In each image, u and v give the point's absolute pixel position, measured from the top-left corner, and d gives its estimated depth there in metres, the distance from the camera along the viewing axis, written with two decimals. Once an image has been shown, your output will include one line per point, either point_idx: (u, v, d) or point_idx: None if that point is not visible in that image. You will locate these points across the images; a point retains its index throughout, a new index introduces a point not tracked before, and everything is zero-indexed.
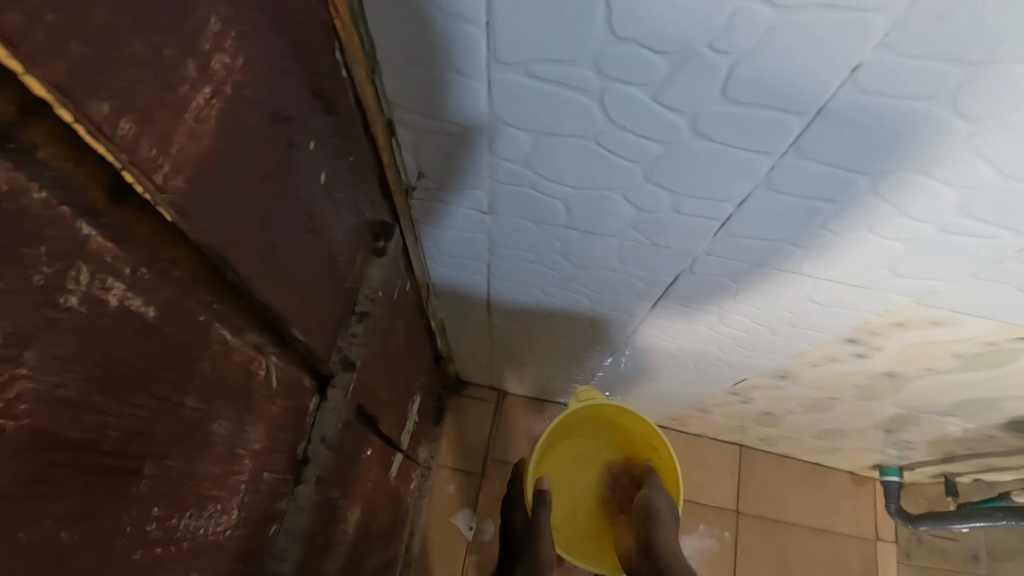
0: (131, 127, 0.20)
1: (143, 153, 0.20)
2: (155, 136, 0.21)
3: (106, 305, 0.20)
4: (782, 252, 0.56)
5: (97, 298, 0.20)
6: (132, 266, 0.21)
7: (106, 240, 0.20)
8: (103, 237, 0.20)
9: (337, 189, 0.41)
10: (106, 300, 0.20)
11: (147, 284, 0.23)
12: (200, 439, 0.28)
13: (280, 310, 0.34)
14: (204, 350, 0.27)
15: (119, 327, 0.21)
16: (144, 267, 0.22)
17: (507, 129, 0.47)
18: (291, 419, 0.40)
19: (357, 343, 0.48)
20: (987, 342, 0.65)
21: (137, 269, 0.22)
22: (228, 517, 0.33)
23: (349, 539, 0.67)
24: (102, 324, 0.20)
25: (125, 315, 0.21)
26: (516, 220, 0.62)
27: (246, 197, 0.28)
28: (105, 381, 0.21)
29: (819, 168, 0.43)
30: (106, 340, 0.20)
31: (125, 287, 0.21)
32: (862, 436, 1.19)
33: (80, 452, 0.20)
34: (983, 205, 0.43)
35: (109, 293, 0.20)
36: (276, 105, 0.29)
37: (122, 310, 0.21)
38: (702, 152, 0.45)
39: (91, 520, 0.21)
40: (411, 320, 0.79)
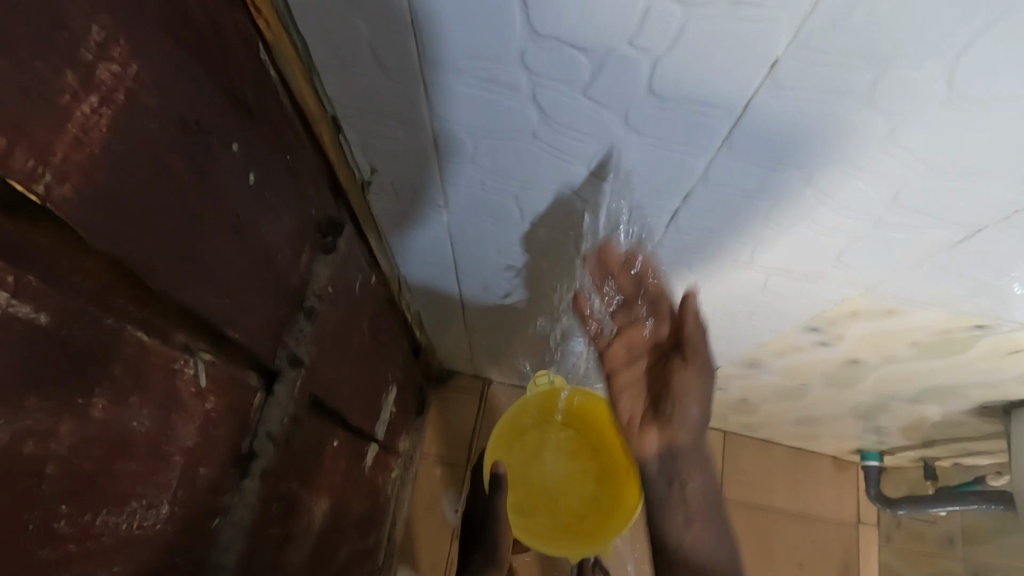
0: (2, 140, 0.20)
1: (19, 164, 0.21)
2: (30, 146, 0.21)
3: None
4: (731, 245, 0.56)
5: None
6: (16, 274, 0.22)
7: None
8: None
9: (272, 189, 0.41)
10: None
11: (37, 290, 0.23)
12: (113, 437, 0.29)
13: (206, 311, 0.35)
14: (113, 351, 0.28)
15: (3, 334, 0.22)
16: (31, 273, 0.23)
17: (448, 127, 0.47)
18: (230, 415, 0.41)
19: (304, 340, 0.49)
20: (943, 330, 0.66)
21: (23, 276, 0.22)
22: (158, 512, 0.34)
23: (315, 529, 0.69)
24: None
25: (10, 321, 0.22)
26: (472, 217, 0.63)
27: (156, 201, 0.29)
28: None
29: (753, 163, 0.44)
30: None
31: (8, 295, 0.22)
32: (838, 423, 1.20)
33: None
34: (913, 197, 0.44)
35: None
36: (184, 111, 0.30)
37: (6, 316, 0.22)
38: (639, 148, 0.45)
39: None
40: (378, 314, 0.80)
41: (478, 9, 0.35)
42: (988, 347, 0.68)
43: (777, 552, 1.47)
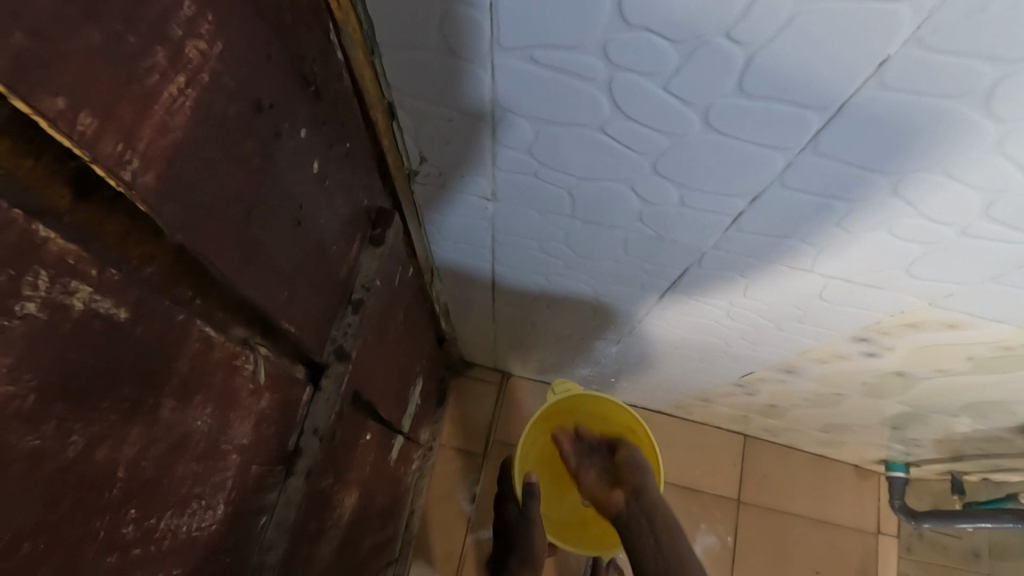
0: (91, 122, 0.18)
1: (106, 149, 0.19)
2: (118, 130, 0.20)
3: (69, 310, 0.19)
4: (792, 249, 0.54)
5: (58, 303, 0.19)
6: (98, 267, 0.20)
7: (68, 242, 0.19)
8: (65, 239, 0.19)
9: (329, 177, 0.39)
10: (70, 305, 0.19)
11: (116, 284, 0.21)
12: (178, 437, 0.27)
13: (264, 304, 0.33)
14: (182, 349, 0.26)
15: (82, 331, 0.20)
16: (112, 267, 0.21)
17: (510, 117, 0.45)
18: (280, 411, 0.39)
19: (351, 334, 0.48)
20: (1003, 345, 0.63)
21: (105, 270, 0.21)
22: (214, 513, 0.32)
23: (345, 521, 0.68)
24: (63, 329, 0.19)
25: (90, 319, 0.20)
26: (519, 209, 0.61)
27: (226, 190, 0.27)
28: (67, 388, 0.20)
29: (835, 166, 0.41)
30: (66, 345, 0.19)
31: (90, 289, 0.20)
32: (867, 431, 1.17)
33: (37, 462, 0.19)
34: (1006, 208, 0.41)
35: (72, 297, 0.19)
36: (257, 94, 0.28)
37: (88, 313, 0.20)
38: (713, 146, 0.43)
39: (57, 528, 0.21)
40: (411, 305, 0.79)
41: None
42: None
43: (794, 557, 1.45)
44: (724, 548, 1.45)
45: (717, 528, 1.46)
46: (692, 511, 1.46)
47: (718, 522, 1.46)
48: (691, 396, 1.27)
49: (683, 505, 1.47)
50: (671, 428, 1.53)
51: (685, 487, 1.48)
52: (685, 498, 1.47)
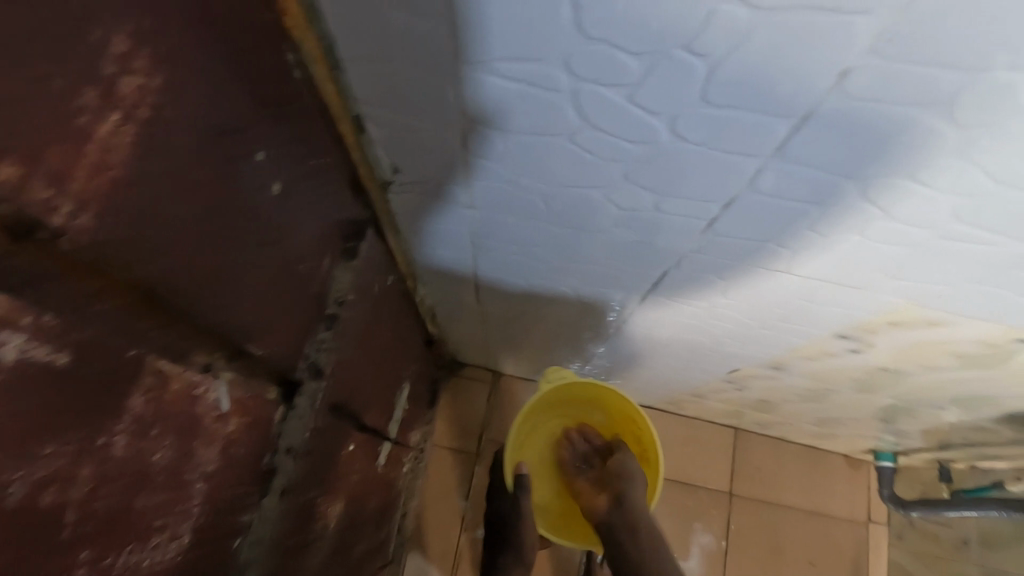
0: (17, 170, 0.18)
1: (34, 196, 0.19)
2: (47, 175, 0.19)
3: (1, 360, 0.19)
4: (769, 252, 0.54)
5: None
6: (32, 314, 0.20)
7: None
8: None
9: (297, 196, 0.39)
10: (1, 355, 0.19)
11: (54, 330, 0.21)
12: (137, 472, 0.27)
13: (228, 330, 0.33)
14: (132, 386, 0.26)
15: (18, 381, 0.20)
16: (49, 313, 0.21)
17: (480, 128, 0.44)
18: (250, 434, 0.39)
19: (326, 350, 0.47)
20: (984, 343, 0.63)
21: (41, 316, 0.20)
22: (179, 543, 0.32)
23: (332, 532, 0.68)
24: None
25: (26, 368, 0.20)
26: (498, 216, 0.60)
27: (180, 220, 0.27)
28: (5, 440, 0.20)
29: (806, 172, 0.41)
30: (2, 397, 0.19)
31: (25, 339, 0.20)
32: (857, 424, 1.18)
33: None
34: (976, 211, 0.41)
35: (4, 348, 0.19)
36: (211, 120, 0.27)
37: (22, 363, 0.20)
38: (684, 154, 0.42)
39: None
40: (395, 312, 0.78)
41: (522, 10, 0.32)
42: None
43: (787, 549, 1.46)
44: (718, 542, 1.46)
45: (711, 524, 1.47)
46: (685, 507, 1.47)
47: (711, 517, 1.48)
48: (681, 392, 1.27)
49: (676, 500, 1.48)
50: (664, 423, 1.54)
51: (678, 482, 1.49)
52: (678, 494, 1.48)
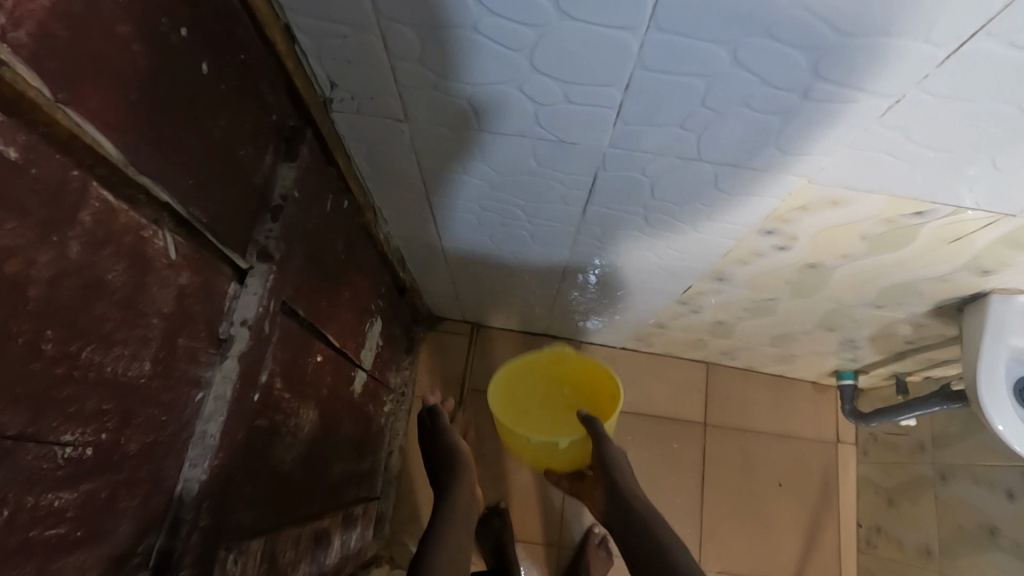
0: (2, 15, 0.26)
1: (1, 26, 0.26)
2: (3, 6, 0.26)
3: (6, 156, 0.27)
4: (679, 138, 0.59)
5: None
6: (15, 131, 0.27)
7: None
8: None
9: (225, 83, 0.44)
10: (6, 154, 0.27)
11: (26, 145, 0.28)
12: (94, 284, 0.33)
13: (149, 180, 0.36)
14: (82, 205, 0.32)
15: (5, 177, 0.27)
16: (21, 131, 0.27)
17: (394, 27, 0.50)
18: (203, 292, 0.44)
19: (275, 239, 0.53)
20: (885, 219, 0.69)
21: (17, 133, 0.27)
22: (142, 365, 0.38)
23: (306, 440, 0.74)
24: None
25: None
26: (432, 128, 0.65)
27: (106, 69, 0.32)
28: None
29: (679, 41, 0.46)
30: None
31: (14, 149, 0.27)
32: (813, 339, 1.23)
33: None
34: (832, 63, 0.46)
35: (7, 148, 0.27)
36: (141, 3, 0.34)
37: None
38: (575, 34, 0.47)
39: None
40: (354, 240, 0.83)
41: None
42: (931, 235, 0.71)
43: (760, 474, 1.54)
44: (693, 468, 1.53)
45: (688, 463, 1.53)
46: (666, 441, 1.54)
47: (687, 450, 1.54)
48: (648, 323, 1.32)
49: (654, 432, 1.55)
50: (637, 361, 1.60)
51: (657, 417, 1.56)
52: (655, 427, 1.55)
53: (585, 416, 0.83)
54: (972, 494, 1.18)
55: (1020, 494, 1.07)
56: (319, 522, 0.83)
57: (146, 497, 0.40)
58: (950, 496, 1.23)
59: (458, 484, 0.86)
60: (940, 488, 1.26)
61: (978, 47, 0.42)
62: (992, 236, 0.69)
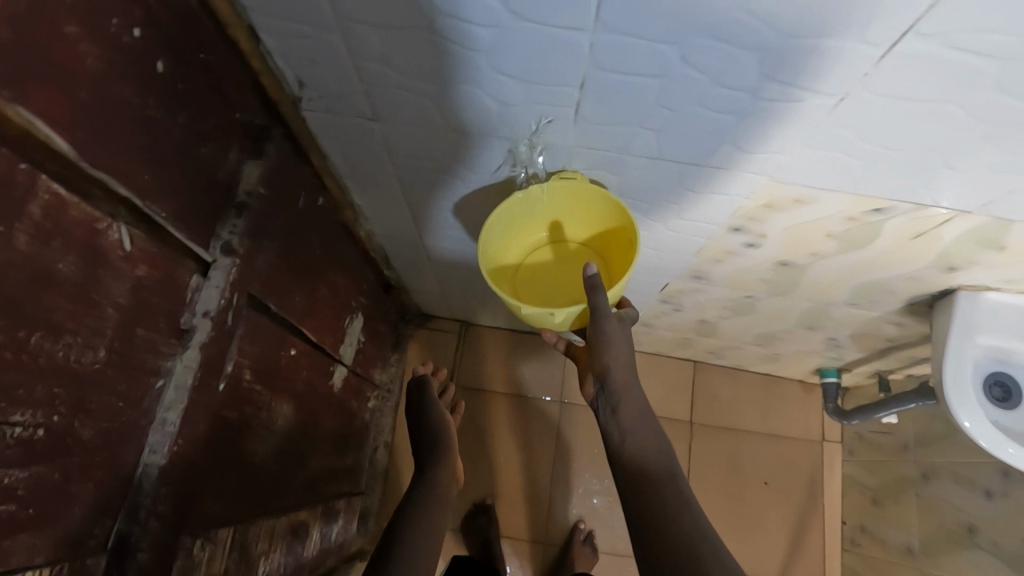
0: None
1: None
2: None
3: None
4: (638, 137, 0.61)
5: None
6: None
7: None
8: None
9: (183, 82, 0.45)
10: None
11: None
12: (43, 274, 0.34)
13: (102, 175, 0.38)
14: (31, 198, 0.33)
15: None
16: None
17: (353, 28, 0.51)
18: (161, 283, 0.46)
19: (238, 235, 0.55)
20: (849, 217, 0.70)
21: None
22: (95, 352, 0.39)
23: (279, 432, 0.75)
24: None
25: None
26: (401, 127, 0.66)
27: (55, 69, 0.34)
28: None
29: (628, 41, 0.47)
30: None
31: None
32: (795, 337, 1.24)
33: None
34: (777, 62, 0.47)
35: None
36: (91, 5, 0.35)
37: None
38: (526, 34, 0.49)
39: None
40: (331, 237, 0.85)
41: None
42: (897, 232, 0.72)
43: (746, 472, 1.54)
44: (679, 466, 1.54)
45: None
46: None
47: (673, 448, 1.55)
48: (633, 322, 1.33)
49: None
50: None
51: None
52: None
53: (590, 277, 0.66)
54: (952, 493, 1.18)
55: (998, 492, 1.08)
56: (295, 514, 0.84)
57: (102, 481, 0.42)
58: (932, 496, 1.24)
59: (438, 466, 0.87)
60: (922, 488, 1.27)
61: (915, 47, 0.43)
62: (956, 233, 0.70)
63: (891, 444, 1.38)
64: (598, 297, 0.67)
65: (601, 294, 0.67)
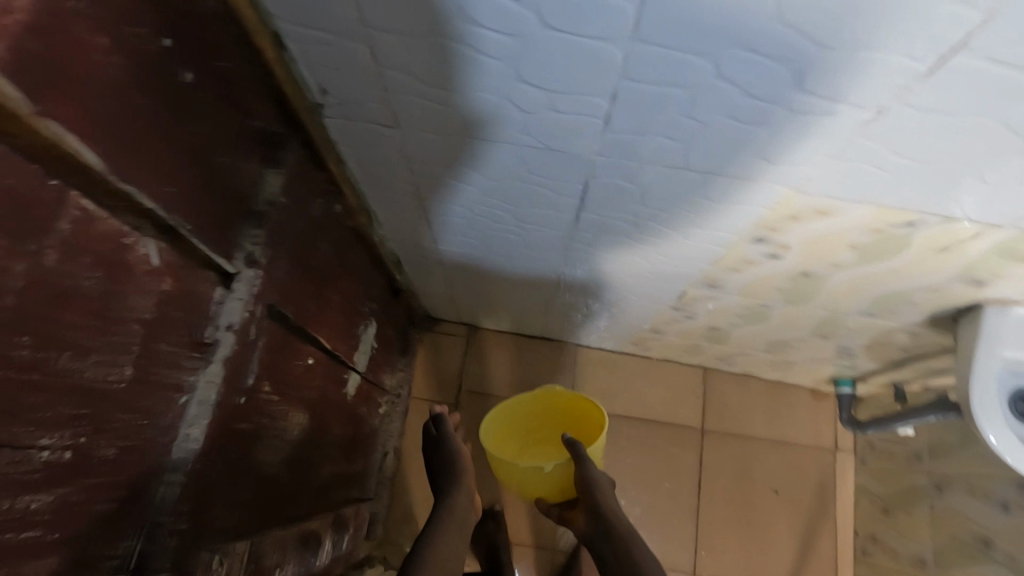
0: None
1: None
2: None
3: None
4: (664, 147, 0.60)
5: None
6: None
7: None
8: None
9: (207, 91, 0.44)
10: None
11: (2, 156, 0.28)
12: (71, 292, 0.33)
13: (130, 188, 0.37)
14: (60, 214, 0.32)
15: None
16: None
17: (379, 36, 0.50)
18: (185, 297, 0.45)
19: (260, 245, 0.54)
20: (875, 228, 0.69)
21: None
22: (120, 370, 0.38)
23: (293, 441, 0.74)
24: None
25: None
26: (422, 135, 0.65)
27: (83, 80, 0.33)
28: None
29: (661, 53, 0.46)
30: None
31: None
32: (808, 346, 1.23)
33: None
34: (814, 75, 0.46)
35: None
36: (120, 15, 0.34)
37: None
38: (557, 44, 0.48)
39: None
40: (346, 244, 0.84)
41: None
42: (923, 244, 0.71)
43: (755, 480, 1.53)
44: (688, 473, 1.53)
45: (683, 468, 1.53)
46: (661, 446, 1.54)
47: (682, 455, 1.54)
48: (644, 328, 1.32)
49: (649, 437, 1.54)
50: (634, 365, 1.60)
51: (653, 421, 1.56)
52: (651, 431, 1.55)
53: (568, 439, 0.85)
54: (967, 506, 1.17)
55: (1014, 505, 1.07)
56: (307, 523, 0.83)
57: (125, 500, 0.41)
58: (945, 508, 1.22)
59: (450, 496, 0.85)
60: (935, 499, 1.26)
61: (959, 62, 0.42)
62: (984, 245, 0.69)
63: (904, 454, 1.37)
64: (585, 464, 0.82)
65: (588, 462, 0.82)
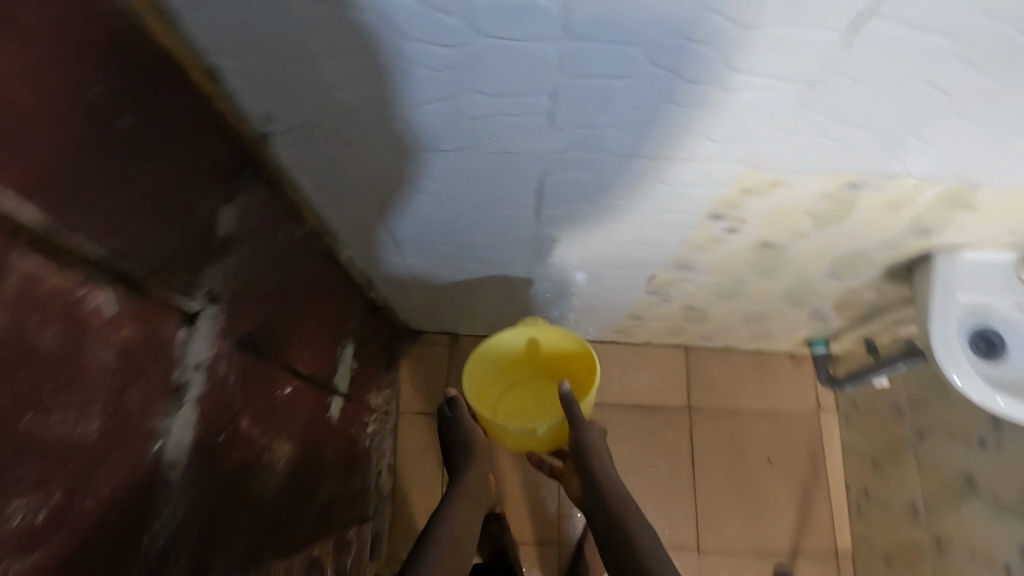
0: None
1: None
2: None
3: None
4: (614, 138, 0.61)
5: None
6: None
7: None
8: None
9: (152, 132, 0.44)
10: None
11: None
12: (25, 351, 0.33)
13: (73, 238, 0.36)
14: (4, 274, 0.32)
15: None
16: None
17: (319, 59, 0.50)
18: (146, 340, 0.45)
19: (219, 279, 0.54)
20: (826, 193, 0.71)
21: None
22: (88, 422, 0.38)
23: (283, 472, 0.74)
24: None
25: None
26: (377, 151, 0.65)
27: (15, 133, 0.32)
28: None
29: (596, 47, 0.48)
30: None
31: None
32: (782, 314, 1.26)
33: None
34: (744, 54, 0.48)
35: None
36: (47, 64, 0.34)
37: None
38: (495, 50, 0.48)
39: None
40: (315, 269, 0.84)
41: None
42: (872, 203, 0.73)
43: (749, 450, 1.56)
44: (683, 452, 1.55)
45: (677, 448, 1.56)
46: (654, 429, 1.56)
47: (675, 435, 1.56)
48: (622, 316, 1.34)
49: (641, 422, 1.57)
50: (618, 353, 1.62)
51: (643, 406, 1.58)
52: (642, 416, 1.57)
53: None
54: (948, 449, 1.21)
55: (992, 443, 1.10)
56: (308, 550, 0.83)
57: (112, 552, 0.41)
58: (929, 454, 1.26)
59: (462, 473, 0.87)
60: (919, 445, 1.30)
61: (877, 27, 0.44)
62: (928, 198, 0.71)
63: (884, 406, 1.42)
64: None
65: None
